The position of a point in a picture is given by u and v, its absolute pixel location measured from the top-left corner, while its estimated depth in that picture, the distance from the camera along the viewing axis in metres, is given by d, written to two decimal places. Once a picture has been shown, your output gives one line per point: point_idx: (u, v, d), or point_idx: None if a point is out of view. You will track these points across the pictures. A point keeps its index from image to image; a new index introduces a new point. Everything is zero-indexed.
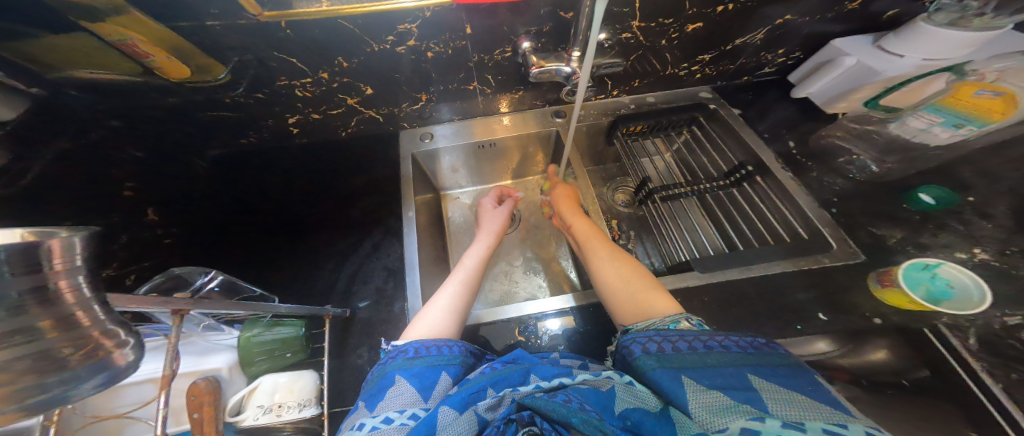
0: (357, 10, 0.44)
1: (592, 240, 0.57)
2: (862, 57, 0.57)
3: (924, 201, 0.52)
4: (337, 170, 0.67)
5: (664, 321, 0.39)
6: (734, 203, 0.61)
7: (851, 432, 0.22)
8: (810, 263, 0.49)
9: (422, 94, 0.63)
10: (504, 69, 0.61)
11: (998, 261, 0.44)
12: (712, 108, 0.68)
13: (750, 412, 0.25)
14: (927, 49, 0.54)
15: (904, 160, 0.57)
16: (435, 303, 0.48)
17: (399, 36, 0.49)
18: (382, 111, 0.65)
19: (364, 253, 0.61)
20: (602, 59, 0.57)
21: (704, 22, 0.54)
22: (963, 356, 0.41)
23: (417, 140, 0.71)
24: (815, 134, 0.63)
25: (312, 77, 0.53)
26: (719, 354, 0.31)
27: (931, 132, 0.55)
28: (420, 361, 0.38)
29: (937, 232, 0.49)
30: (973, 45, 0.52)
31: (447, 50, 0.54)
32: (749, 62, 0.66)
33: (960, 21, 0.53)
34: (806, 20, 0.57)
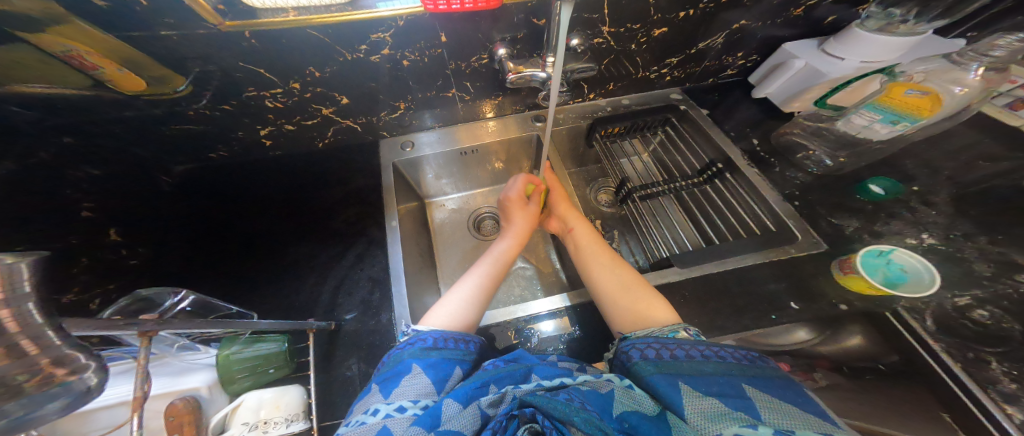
0: (328, 20, 0.44)
1: (593, 245, 0.58)
2: (809, 60, 0.61)
3: (874, 192, 0.55)
4: (317, 181, 0.67)
5: (663, 331, 0.39)
6: (709, 199, 0.62)
7: None
8: (779, 254, 0.52)
9: (400, 102, 0.63)
10: (479, 76, 0.61)
11: (945, 245, 0.49)
12: (683, 109, 0.70)
13: (743, 419, 0.26)
14: (864, 51, 0.57)
15: (865, 154, 0.60)
16: (454, 292, 0.50)
17: (371, 46, 0.50)
18: (360, 120, 0.65)
19: (347, 263, 0.61)
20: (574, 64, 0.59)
21: (669, 27, 0.57)
22: (924, 338, 0.43)
23: (398, 148, 0.71)
24: (782, 131, 0.65)
25: (283, 87, 0.53)
26: (717, 363, 0.32)
27: (872, 128, 0.58)
28: (437, 352, 0.38)
29: (890, 219, 0.52)
30: (901, 49, 0.57)
31: (423, 58, 0.54)
32: (714, 65, 0.69)
33: (889, 26, 0.57)
34: (763, 24, 0.60)
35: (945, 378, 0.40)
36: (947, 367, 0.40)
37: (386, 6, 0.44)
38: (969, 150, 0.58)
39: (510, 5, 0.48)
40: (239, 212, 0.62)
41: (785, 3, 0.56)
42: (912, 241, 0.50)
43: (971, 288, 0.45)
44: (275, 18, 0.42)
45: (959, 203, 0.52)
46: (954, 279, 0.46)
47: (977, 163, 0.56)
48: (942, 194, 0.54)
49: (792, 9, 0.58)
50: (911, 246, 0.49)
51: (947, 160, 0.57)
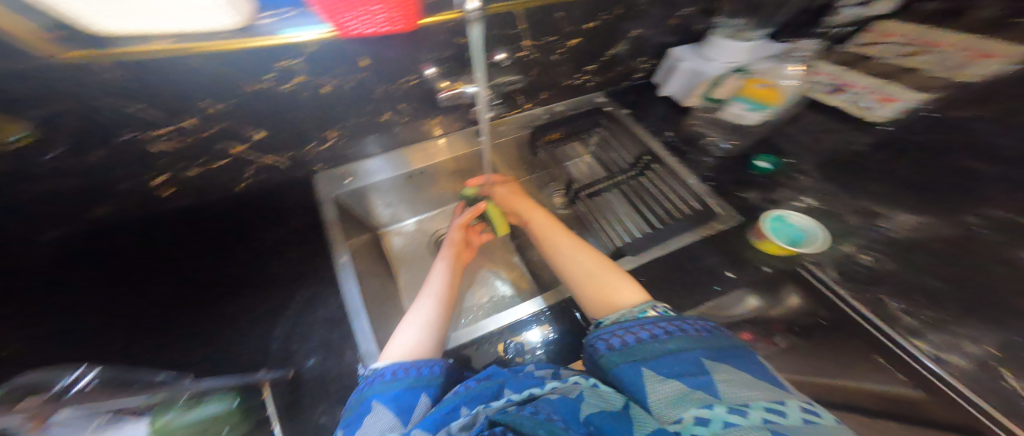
0: (229, 46, 0.40)
1: (553, 232, 0.58)
2: (692, 62, 0.69)
3: (762, 166, 0.63)
4: (238, 225, 0.58)
5: (633, 312, 0.40)
6: (644, 189, 0.68)
7: (788, 408, 0.24)
8: (708, 230, 0.57)
9: (330, 131, 0.60)
10: (412, 97, 0.61)
11: (825, 204, 0.59)
12: (609, 111, 0.76)
13: (702, 399, 0.27)
14: (725, 55, 0.67)
15: (751, 135, 0.69)
16: (411, 318, 0.48)
17: (283, 74, 0.47)
18: (285, 155, 0.60)
19: (294, 310, 0.53)
20: (504, 77, 0.61)
21: (581, 37, 0.61)
22: (834, 287, 0.50)
23: (337, 181, 0.66)
24: (686, 122, 0.73)
25: (177, 125, 0.46)
26: (678, 338, 0.34)
27: (747, 116, 0.67)
28: (397, 382, 0.37)
29: (783, 186, 0.61)
30: (747, 51, 0.67)
31: (346, 82, 0.52)
32: (624, 69, 0.75)
33: (736, 33, 0.69)
34: (654, 31, 0.68)
35: (854, 318, 0.48)
36: (852, 306, 0.48)
37: (292, 33, 0.42)
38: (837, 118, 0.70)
39: (429, 25, 0.48)
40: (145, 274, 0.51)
41: (666, 14, 0.65)
42: (800, 203, 0.59)
43: (849, 236, 0.55)
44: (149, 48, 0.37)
45: (837, 167, 0.63)
46: (837, 231, 0.55)
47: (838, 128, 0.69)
48: (823, 159, 0.64)
49: (675, 15, 0.66)
50: (798, 209, 0.58)
51: (823, 130, 0.68)
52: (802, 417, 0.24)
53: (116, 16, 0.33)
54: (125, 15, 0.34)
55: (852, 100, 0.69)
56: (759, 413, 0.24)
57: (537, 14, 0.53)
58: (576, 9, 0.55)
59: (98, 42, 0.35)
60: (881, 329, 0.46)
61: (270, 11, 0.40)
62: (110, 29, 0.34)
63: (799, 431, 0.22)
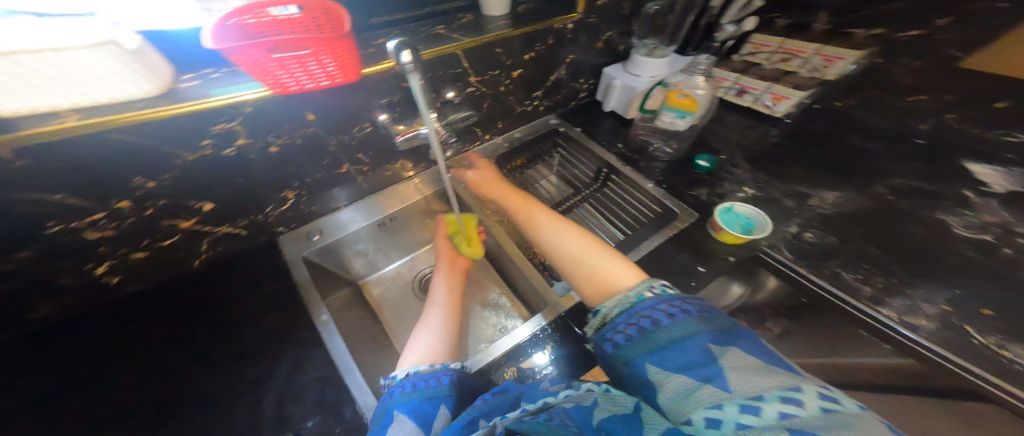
0: (147, 115, 0.37)
1: (529, 216, 0.57)
2: (623, 79, 0.76)
3: (703, 165, 0.68)
4: (199, 301, 0.54)
5: (630, 297, 0.37)
6: (609, 198, 0.71)
7: (801, 396, 0.23)
8: (673, 229, 0.59)
9: (288, 191, 0.58)
10: (369, 145, 0.61)
11: (767, 191, 0.65)
12: (564, 131, 0.80)
13: (710, 395, 0.25)
14: (649, 70, 0.74)
15: (688, 137, 0.76)
16: (425, 325, 0.52)
17: (218, 140, 0.44)
18: (240, 223, 0.56)
19: (281, 376, 0.47)
20: (456, 114, 0.61)
21: (522, 68, 0.66)
22: (796, 268, 0.53)
23: (303, 240, 0.63)
24: (633, 133, 0.78)
25: (103, 210, 0.42)
26: (681, 322, 0.31)
27: (674, 122, 0.72)
28: (417, 393, 0.37)
29: (726, 180, 0.67)
30: (665, 66, 0.74)
31: (295, 140, 0.51)
32: (569, 91, 0.81)
33: (652, 52, 0.77)
34: (587, 54, 0.75)
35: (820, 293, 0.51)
36: (817, 282, 0.52)
37: (221, 94, 0.41)
38: (758, 115, 0.79)
39: (376, 72, 0.50)
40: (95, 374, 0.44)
41: (594, 38, 0.72)
42: (742, 193, 0.65)
43: (791, 219, 0.61)
44: (42, 128, 0.33)
45: (767, 160, 0.71)
46: (779, 216, 0.61)
47: (758, 127, 0.78)
48: (753, 154, 0.72)
49: (601, 39, 0.73)
50: (743, 199, 0.64)
51: (746, 129, 0.78)
52: (817, 405, 0.22)
53: (5, 95, 0.30)
54: (15, 92, 0.30)
55: (759, 100, 0.78)
56: (772, 407, 0.22)
57: (479, 52, 0.56)
58: (513, 42, 0.60)
59: None
60: (838, 297, 0.50)
61: (190, 74, 0.44)
62: (9, 110, 0.32)
63: (816, 427, 0.20)
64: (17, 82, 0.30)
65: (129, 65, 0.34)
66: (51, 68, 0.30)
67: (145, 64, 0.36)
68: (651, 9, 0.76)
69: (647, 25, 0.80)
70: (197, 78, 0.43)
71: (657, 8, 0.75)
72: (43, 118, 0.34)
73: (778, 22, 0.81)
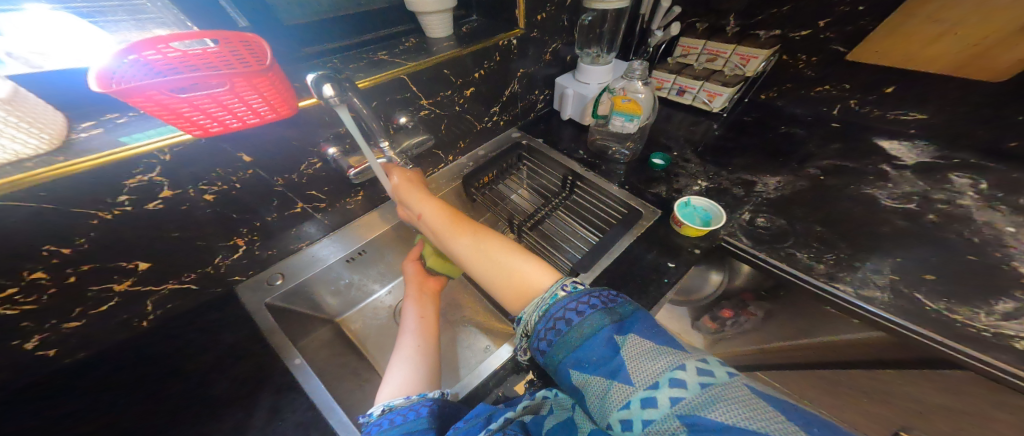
0: (61, 171, 0.33)
1: (447, 227, 0.52)
2: (574, 88, 0.79)
3: (659, 164, 0.70)
4: (146, 366, 0.48)
5: (544, 299, 0.36)
6: (578, 204, 0.71)
7: (685, 374, 0.22)
8: (640, 229, 0.61)
9: (238, 237, 0.54)
10: (324, 180, 0.59)
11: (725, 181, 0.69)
12: (527, 143, 0.81)
13: (618, 392, 0.23)
14: (595, 77, 0.77)
15: (641, 136, 0.77)
16: (400, 351, 0.50)
17: (139, 195, 0.40)
18: (189, 277, 0.52)
19: (254, 431, 0.43)
20: (410, 139, 0.59)
21: (475, 85, 0.67)
22: (751, 251, 0.56)
23: (263, 286, 0.59)
24: (592, 137, 0.79)
25: (14, 284, 0.37)
26: (589, 318, 0.30)
27: (624, 126, 0.72)
28: (396, 428, 0.34)
29: (686, 174, 0.70)
30: (609, 72, 0.78)
31: (233, 185, 0.48)
32: (527, 104, 0.83)
33: (596, 60, 0.81)
34: (537, 67, 0.77)
35: (790, 277, 0.53)
36: (783, 267, 0.54)
37: (149, 139, 0.38)
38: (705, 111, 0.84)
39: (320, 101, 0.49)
40: None
41: (541, 51, 0.74)
42: (698, 185, 0.67)
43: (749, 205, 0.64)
44: None
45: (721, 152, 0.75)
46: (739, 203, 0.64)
47: (707, 123, 0.83)
48: (707, 147, 0.76)
49: (548, 51, 0.76)
50: (698, 192, 0.66)
51: (696, 126, 0.82)
52: (697, 381, 0.21)
53: None
54: None
55: (696, 98, 0.83)
56: (665, 393, 0.21)
57: (425, 75, 0.56)
58: (461, 62, 0.60)
59: None
60: (809, 281, 0.52)
61: (87, 121, 0.38)
62: None
63: (700, 408, 0.19)
64: None
65: (2, 118, 0.29)
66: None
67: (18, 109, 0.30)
68: (587, 20, 0.80)
69: (587, 35, 0.84)
70: (97, 126, 0.38)
71: (591, 19, 0.79)
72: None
73: (698, 26, 0.87)
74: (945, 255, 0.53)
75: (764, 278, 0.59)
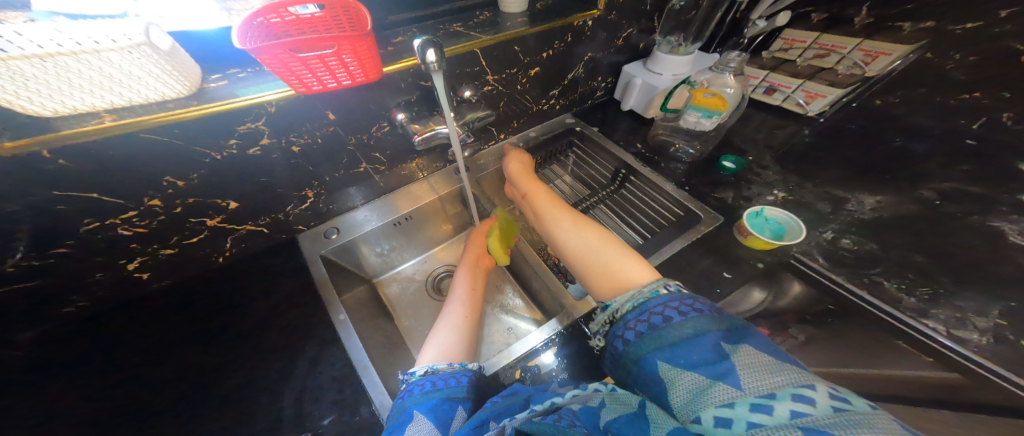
0: (177, 116, 0.38)
1: (550, 206, 0.53)
2: (644, 77, 0.75)
3: (728, 167, 0.66)
4: (219, 297, 0.55)
5: (643, 293, 0.35)
6: (627, 199, 0.70)
7: (816, 393, 0.21)
8: (697, 232, 0.57)
9: (307, 189, 0.59)
10: (386, 146, 0.62)
11: (796, 195, 0.63)
12: (580, 130, 0.79)
13: (722, 392, 0.23)
14: (670, 68, 0.72)
15: (713, 139, 0.73)
16: (444, 320, 0.52)
17: (246, 137, 0.45)
18: (262, 221, 0.58)
19: (300, 372, 0.48)
20: (473, 113, 0.58)
21: (539, 66, 0.65)
22: (827, 274, 0.52)
23: (321, 238, 0.63)
24: (653, 132, 0.75)
25: (135, 208, 0.44)
26: (692, 320, 0.29)
27: (700, 122, 0.68)
28: (437, 393, 0.36)
29: (750, 182, 0.65)
30: (687, 64, 0.72)
31: (315, 139, 0.52)
32: (586, 90, 0.80)
33: (673, 49, 0.75)
34: (604, 53, 0.73)
35: (864, 305, 0.49)
36: (858, 295, 0.49)
37: (245, 95, 0.42)
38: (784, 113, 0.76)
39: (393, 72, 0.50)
40: (128, 362, 0.47)
41: (612, 37, 0.70)
42: (771, 197, 0.62)
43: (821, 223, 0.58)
44: (80, 128, 0.35)
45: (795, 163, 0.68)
46: (809, 220, 0.59)
47: (784, 127, 0.75)
48: (780, 154, 0.69)
49: (620, 37, 0.72)
50: (771, 203, 0.61)
51: (772, 130, 0.75)
52: (830, 404, 0.20)
53: (48, 95, 0.32)
54: (56, 93, 0.32)
55: (790, 99, 0.77)
56: (784, 405, 0.20)
57: (492, 51, 0.56)
58: (531, 41, 0.59)
59: (41, 129, 0.34)
60: (887, 311, 0.47)
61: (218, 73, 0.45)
62: (50, 110, 0.34)
63: (832, 426, 0.18)
64: (54, 84, 0.31)
65: (160, 66, 0.36)
66: (86, 69, 0.31)
67: (175, 63, 0.37)
68: (677, 7, 0.74)
69: (671, 22, 0.78)
70: (223, 78, 0.44)
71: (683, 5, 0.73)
72: (82, 118, 0.36)
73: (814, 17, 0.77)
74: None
75: (816, 302, 0.51)
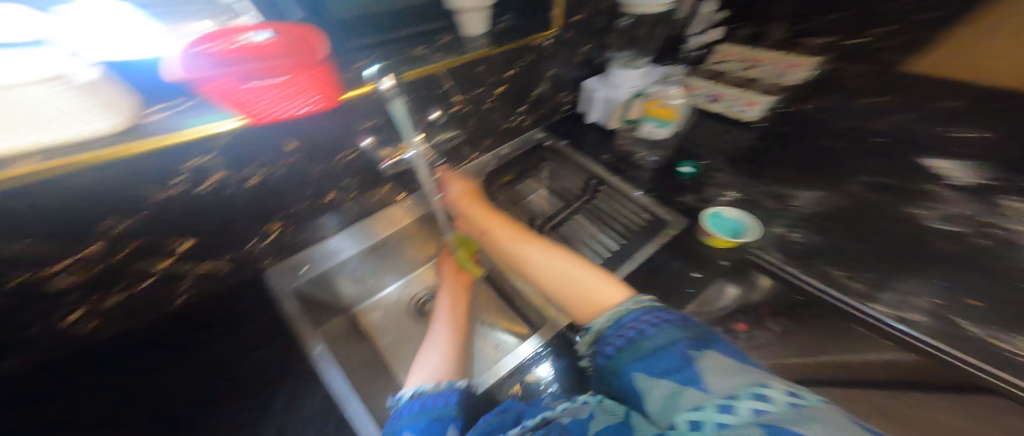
0: (117, 153, 0.34)
1: (501, 231, 0.54)
2: (603, 90, 0.77)
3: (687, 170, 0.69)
4: (173, 348, 0.49)
5: (617, 312, 0.34)
6: (599, 209, 0.71)
7: (773, 391, 0.21)
8: (666, 236, 0.59)
9: (272, 222, 0.56)
10: (352, 172, 0.61)
11: (753, 194, 0.67)
12: (550, 145, 0.81)
13: (692, 397, 0.23)
14: (627, 81, 0.76)
15: (671, 146, 0.77)
16: (429, 347, 0.50)
17: (197, 173, 0.42)
18: (227, 257, 0.54)
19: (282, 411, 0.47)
20: (442, 135, 0.66)
21: (505, 84, 0.67)
22: (785, 266, 0.57)
23: (293, 272, 0.61)
24: (617, 143, 0.80)
25: (70, 260, 0.37)
26: (665, 331, 0.29)
27: (656, 131, 0.74)
28: (426, 414, 0.35)
29: (712, 185, 0.69)
30: (641, 76, 0.76)
31: (280, 169, 0.50)
32: (552, 105, 0.83)
33: (628, 62, 0.79)
34: (566, 68, 0.77)
35: (817, 292, 0.55)
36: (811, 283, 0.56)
37: (197, 125, 0.38)
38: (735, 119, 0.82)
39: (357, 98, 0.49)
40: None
41: (570, 56, 0.75)
42: (727, 197, 0.66)
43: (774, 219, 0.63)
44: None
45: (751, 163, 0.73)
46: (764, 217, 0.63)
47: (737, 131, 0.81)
48: (737, 156, 0.74)
49: (578, 54, 0.77)
50: (729, 202, 0.65)
51: (728, 133, 0.80)
52: (787, 401, 0.21)
53: None
54: None
55: (729, 106, 0.81)
56: (746, 404, 0.21)
57: (456, 72, 0.57)
58: (494, 60, 0.61)
59: None
60: (839, 299, 0.54)
61: (162, 103, 0.40)
62: None
63: (789, 421, 0.19)
64: None
65: (86, 99, 0.32)
66: None
67: (102, 96, 0.33)
68: (624, 24, 0.80)
69: (622, 38, 0.84)
70: (166, 109, 0.39)
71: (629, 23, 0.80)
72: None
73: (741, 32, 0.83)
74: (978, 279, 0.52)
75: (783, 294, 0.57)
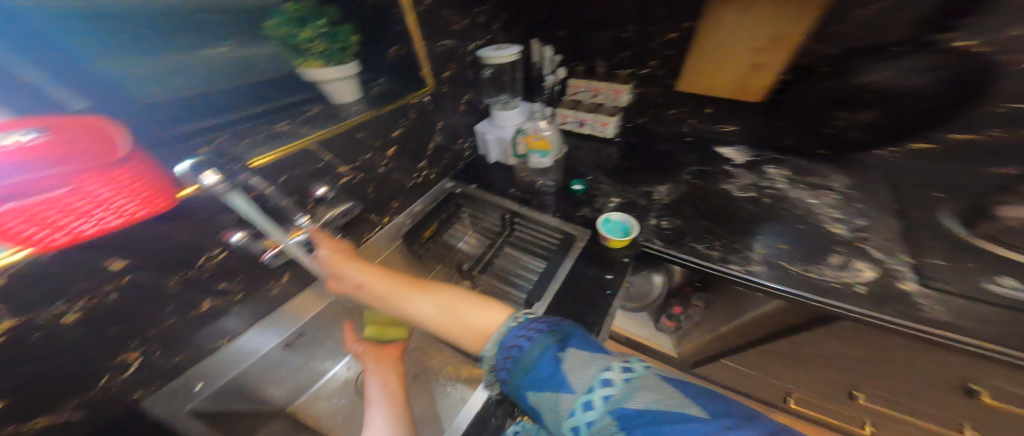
0: None
1: (393, 288, 0.54)
2: (491, 133, 0.87)
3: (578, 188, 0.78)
4: None
5: (500, 331, 0.37)
6: (519, 240, 0.76)
7: (613, 373, 0.28)
8: (576, 249, 0.66)
9: (139, 346, 0.44)
10: (235, 269, 0.52)
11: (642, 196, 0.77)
12: (461, 192, 0.84)
13: (567, 401, 0.28)
14: (508, 122, 0.86)
15: (559, 169, 0.87)
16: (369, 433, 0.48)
17: None
18: (69, 409, 0.39)
19: None
20: (333, 210, 0.61)
21: (394, 145, 0.70)
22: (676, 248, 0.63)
23: (184, 394, 0.49)
24: (519, 176, 0.87)
25: None
26: (537, 341, 0.33)
27: (541, 160, 0.82)
28: None
29: (607, 195, 0.78)
30: (517, 115, 0.86)
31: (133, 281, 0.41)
32: (453, 153, 0.89)
33: (506, 105, 0.90)
34: (454, 117, 0.85)
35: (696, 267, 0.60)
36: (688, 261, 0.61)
37: None
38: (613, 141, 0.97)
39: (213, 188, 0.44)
40: None
41: (455, 107, 0.85)
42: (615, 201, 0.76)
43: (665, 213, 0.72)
44: None
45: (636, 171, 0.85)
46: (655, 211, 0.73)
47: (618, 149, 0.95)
48: (624, 168, 0.86)
49: (462, 101, 0.88)
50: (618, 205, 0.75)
51: (613, 150, 0.93)
52: (622, 377, 0.27)
53: None
54: None
55: (593, 128, 0.96)
56: (598, 394, 0.27)
57: (339, 141, 0.58)
58: (379, 120, 0.64)
59: None
60: (710, 268, 0.59)
61: None
62: None
63: (624, 401, 0.25)
64: None
65: None
66: None
67: None
68: (488, 74, 0.93)
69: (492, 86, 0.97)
70: None
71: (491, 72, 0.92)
72: None
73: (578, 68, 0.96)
74: (793, 227, 0.65)
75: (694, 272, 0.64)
